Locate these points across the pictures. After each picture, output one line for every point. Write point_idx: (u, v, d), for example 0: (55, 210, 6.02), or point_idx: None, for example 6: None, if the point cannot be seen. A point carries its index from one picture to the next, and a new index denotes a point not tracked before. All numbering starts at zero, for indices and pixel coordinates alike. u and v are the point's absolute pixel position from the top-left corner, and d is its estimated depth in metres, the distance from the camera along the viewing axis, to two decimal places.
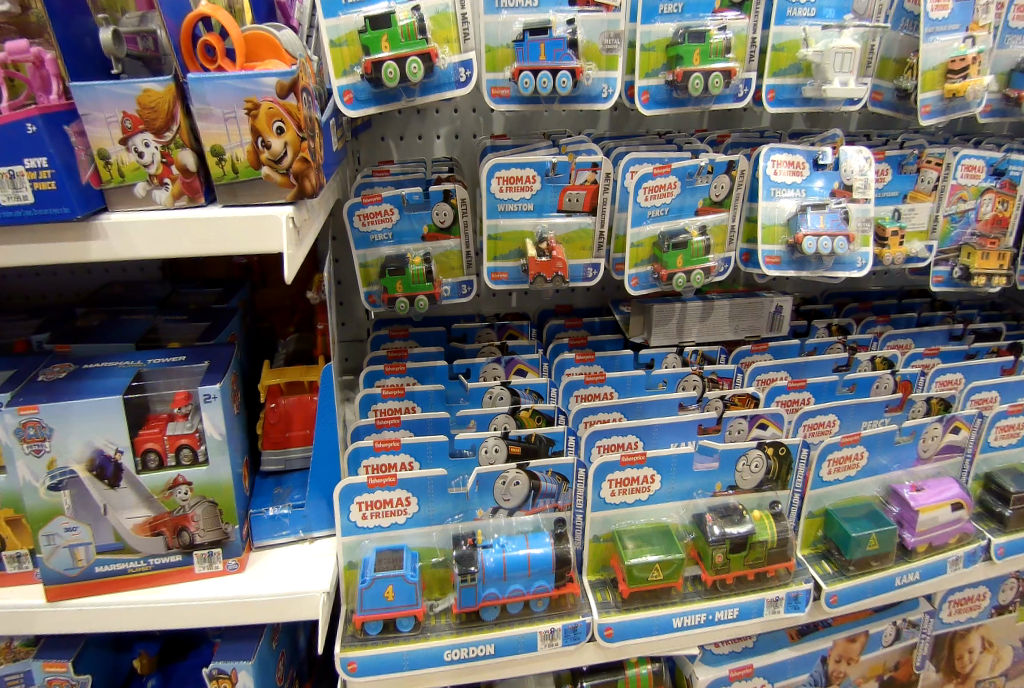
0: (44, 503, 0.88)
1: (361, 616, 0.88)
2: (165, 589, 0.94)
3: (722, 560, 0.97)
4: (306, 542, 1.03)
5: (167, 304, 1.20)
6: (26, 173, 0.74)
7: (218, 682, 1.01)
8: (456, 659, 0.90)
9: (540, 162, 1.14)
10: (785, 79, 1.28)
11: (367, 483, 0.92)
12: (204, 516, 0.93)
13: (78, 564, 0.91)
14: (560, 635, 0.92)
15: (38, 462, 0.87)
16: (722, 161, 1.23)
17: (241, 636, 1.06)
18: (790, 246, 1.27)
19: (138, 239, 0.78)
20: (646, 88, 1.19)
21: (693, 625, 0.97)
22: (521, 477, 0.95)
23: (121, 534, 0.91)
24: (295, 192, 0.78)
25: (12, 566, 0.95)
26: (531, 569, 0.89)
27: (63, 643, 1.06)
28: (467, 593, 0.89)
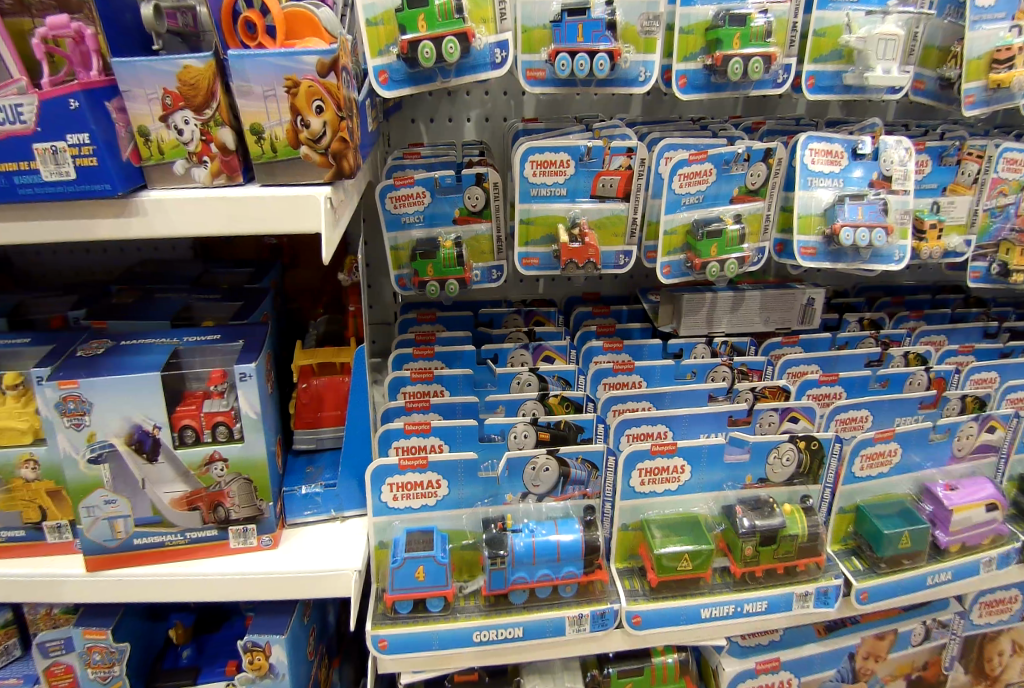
0: (84, 476, 0.91)
1: (392, 595, 0.89)
2: (200, 562, 0.96)
3: (751, 552, 0.96)
4: (337, 521, 1.04)
5: (201, 283, 1.22)
6: (69, 149, 0.75)
7: (252, 654, 1.03)
8: (485, 640, 0.91)
9: (575, 146, 1.13)
10: (825, 66, 1.25)
11: (397, 465, 0.93)
12: (239, 492, 0.95)
13: (116, 536, 0.94)
14: (588, 621, 0.93)
15: (78, 435, 0.89)
16: (760, 148, 1.21)
17: (273, 610, 1.08)
18: (826, 236, 1.25)
19: (179, 217, 0.78)
20: (684, 72, 1.17)
21: (721, 616, 0.96)
22: (551, 463, 0.95)
23: (159, 507, 0.93)
24: (334, 172, 0.79)
25: (53, 536, 0.99)
26: (560, 555, 0.90)
27: (103, 612, 1.09)
28: (496, 576, 0.90)
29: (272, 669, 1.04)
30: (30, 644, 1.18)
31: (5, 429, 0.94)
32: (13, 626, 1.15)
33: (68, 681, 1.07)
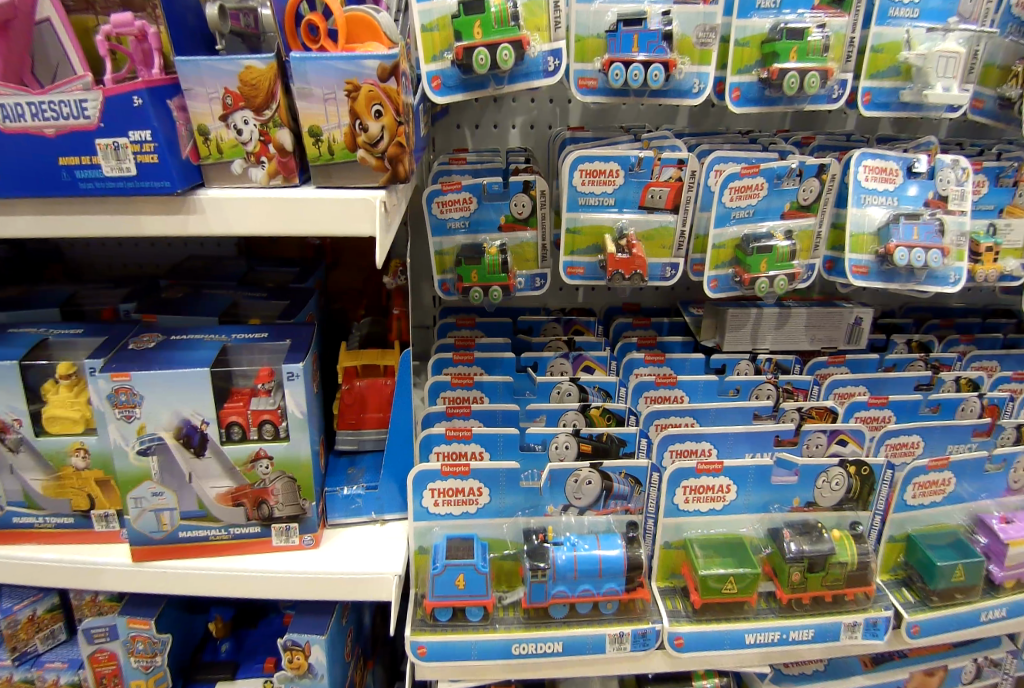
0: (134, 467, 0.94)
1: (432, 602, 0.89)
2: (242, 558, 0.99)
3: (799, 578, 0.94)
4: (377, 523, 1.06)
5: (247, 281, 1.24)
6: (130, 145, 0.76)
7: (291, 652, 1.05)
8: (524, 653, 0.90)
9: (625, 157, 1.13)
10: (882, 82, 1.22)
11: (440, 470, 0.93)
12: (283, 490, 0.98)
13: (162, 528, 0.98)
14: (629, 639, 0.91)
15: (129, 427, 0.92)
16: (813, 163, 1.18)
17: (313, 610, 1.10)
18: (880, 256, 1.22)
19: (235, 217, 0.79)
20: (737, 85, 1.16)
21: (766, 643, 0.94)
22: (593, 476, 0.94)
23: (204, 502, 0.97)
24: (388, 176, 0.79)
25: (100, 525, 1.05)
26: (602, 571, 0.88)
27: (146, 602, 1.13)
28: (536, 588, 0.89)
29: (311, 670, 1.06)
30: (74, 629, 1.22)
31: (60, 418, 0.98)
32: (59, 611, 1.19)
33: (111, 669, 1.10)
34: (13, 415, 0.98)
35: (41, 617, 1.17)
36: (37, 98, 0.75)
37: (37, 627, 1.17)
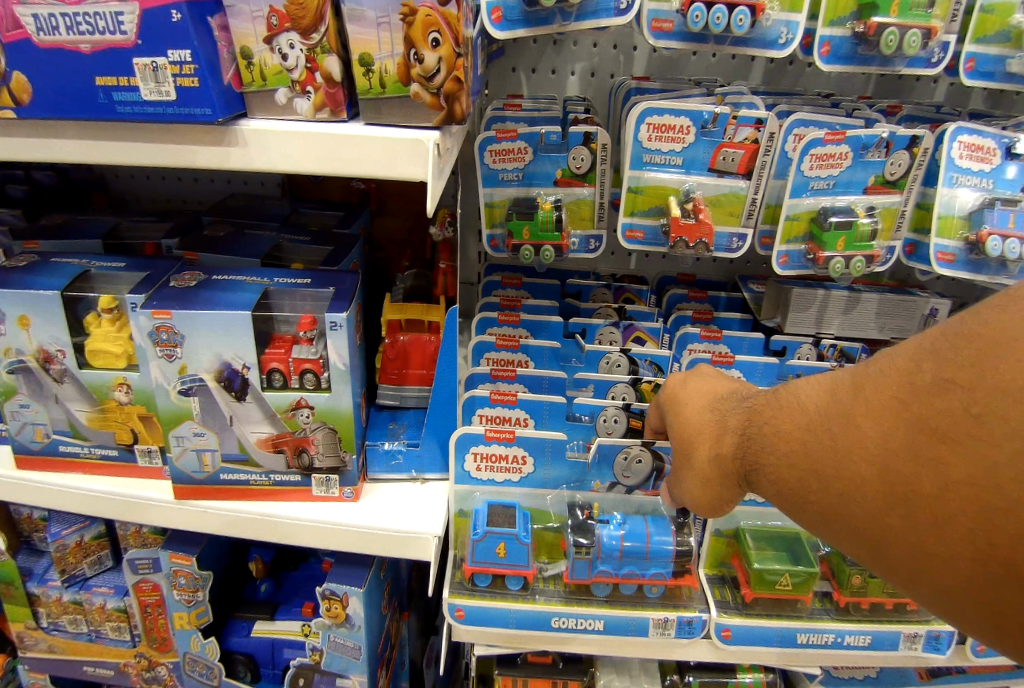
0: (174, 406, 0.96)
1: (471, 566, 0.93)
2: (282, 504, 1.01)
3: (859, 583, 1.03)
4: (417, 481, 1.08)
5: (291, 222, 1.20)
6: (169, 66, 0.71)
7: (329, 601, 1.08)
8: (563, 626, 0.96)
9: (699, 111, 1.03)
10: (988, 48, 1.08)
11: (484, 435, 0.98)
12: (324, 441, 0.98)
13: (204, 468, 1.00)
14: (674, 625, 0.98)
15: (170, 366, 0.94)
16: (905, 134, 1.06)
17: (352, 562, 1.12)
18: (969, 243, 1.10)
19: (278, 150, 0.74)
20: (828, 39, 1.03)
21: (817, 642, 1.02)
22: (644, 455, 0.97)
23: (245, 446, 0.98)
24: (444, 116, 0.72)
25: (144, 459, 1.05)
26: (650, 554, 0.94)
27: (188, 539, 1.15)
28: (581, 565, 0.94)
29: (349, 619, 1.09)
30: (120, 557, 1.24)
31: (103, 352, 0.97)
32: (106, 539, 1.21)
33: (155, 598, 1.15)
34: (57, 345, 0.97)
35: (88, 544, 1.19)
36: (72, 9, 0.70)
37: (85, 552, 1.19)
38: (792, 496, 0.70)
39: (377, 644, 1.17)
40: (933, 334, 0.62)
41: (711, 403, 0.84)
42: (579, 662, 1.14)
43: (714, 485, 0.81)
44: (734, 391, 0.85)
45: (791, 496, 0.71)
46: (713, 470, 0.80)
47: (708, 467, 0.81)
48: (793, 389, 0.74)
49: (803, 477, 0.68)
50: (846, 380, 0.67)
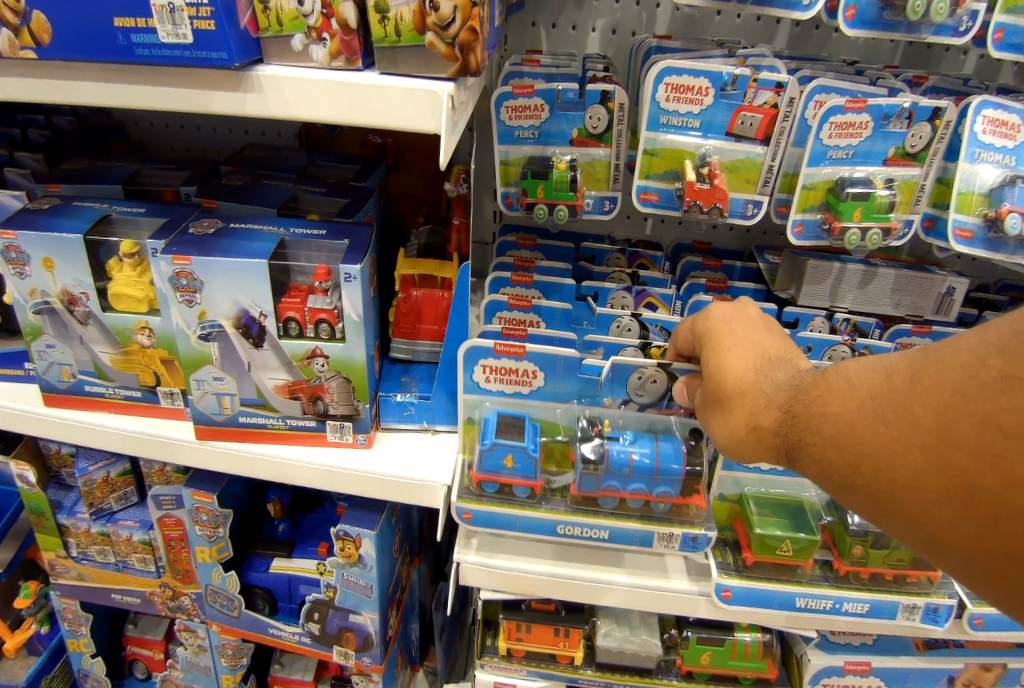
0: (196, 350, 1.00)
1: (479, 474, 0.95)
2: (297, 448, 1.05)
3: (861, 553, 1.04)
4: (428, 432, 1.11)
5: (307, 174, 1.21)
6: (186, 9, 0.71)
7: (343, 543, 1.13)
8: (566, 533, 0.98)
9: (718, 73, 1.02)
10: (1019, 18, 1.06)
11: (494, 348, 0.97)
12: (338, 389, 1.01)
13: (223, 410, 1.04)
14: (679, 540, 0.99)
15: (190, 311, 0.97)
16: (928, 105, 1.04)
17: (364, 506, 1.16)
18: (989, 220, 1.08)
19: (293, 98, 0.75)
20: (854, 1, 1.01)
21: (815, 607, 1.04)
22: (661, 377, 0.97)
23: (263, 391, 1.02)
24: (459, 67, 0.72)
25: (166, 400, 1.09)
26: (659, 473, 0.93)
27: (209, 479, 1.21)
28: (587, 480, 0.94)
29: (361, 559, 1.14)
30: (145, 494, 1.30)
31: (125, 296, 1.01)
32: (131, 476, 1.27)
33: (178, 533, 1.22)
34: (81, 289, 1.01)
35: (115, 480, 1.25)
36: None
37: (111, 488, 1.26)
38: (828, 475, 0.71)
39: (388, 586, 1.22)
40: (1002, 330, 0.60)
41: (755, 366, 0.81)
42: (581, 611, 1.18)
43: (744, 448, 0.80)
44: (780, 355, 0.82)
45: (828, 475, 0.71)
46: (747, 435, 0.79)
47: (741, 432, 0.79)
48: (844, 369, 0.72)
49: (846, 461, 0.69)
50: (903, 368, 0.66)
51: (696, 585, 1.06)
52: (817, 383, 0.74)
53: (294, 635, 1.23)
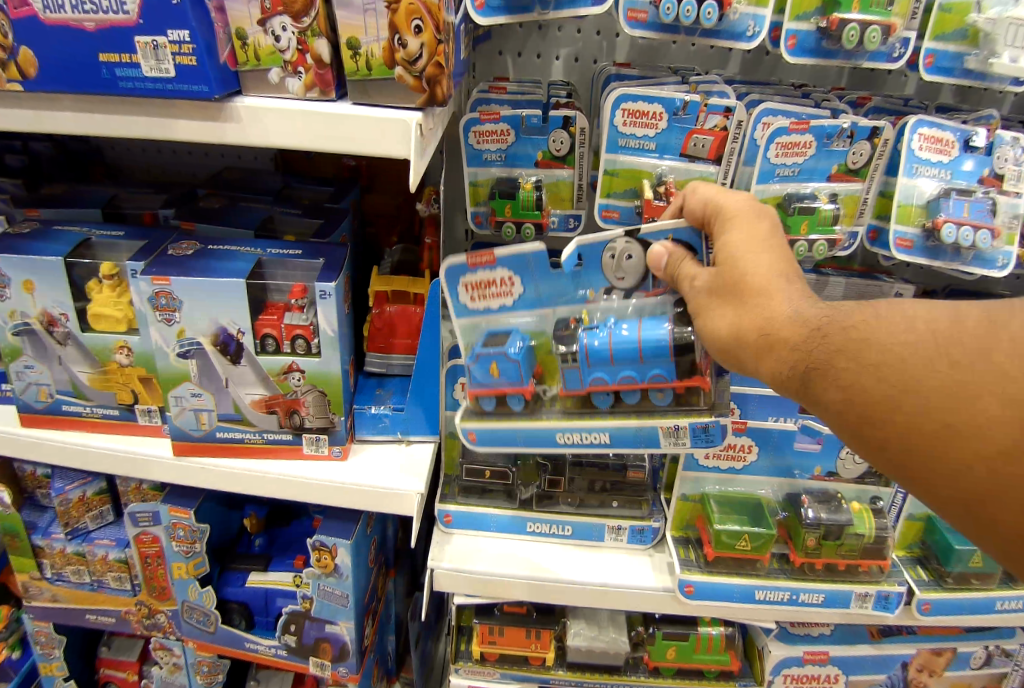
0: (174, 367, 1.03)
1: (474, 390, 1.03)
2: (273, 461, 1.08)
3: (813, 544, 1.11)
4: (402, 442, 1.15)
5: (282, 195, 1.25)
6: (169, 46, 0.76)
7: (319, 553, 1.16)
8: (569, 441, 1.01)
9: (670, 99, 1.10)
10: (946, 45, 1.13)
11: (469, 264, 0.99)
12: (314, 403, 1.05)
13: (201, 426, 1.07)
14: (687, 433, 0.97)
15: (169, 329, 1.00)
16: (867, 125, 1.13)
17: (340, 517, 1.20)
18: (927, 230, 1.18)
19: (269, 126, 0.80)
20: (794, 32, 1.09)
21: (774, 599, 1.11)
22: (634, 252, 0.94)
23: (240, 405, 1.05)
24: (426, 98, 0.78)
25: (144, 418, 1.12)
26: (645, 355, 0.92)
27: (187, 495, 1.23)
28: (571, 375, 0.97)
29: (337, 569, 1.17)
30: (121, 512, 1.31)
31: (104, 316, 1.03)
32: (107, 494, 1.28)
33: (155, 550, 1.23)
34: (60, 310, 1.03)
35: (90, 499, 1.26)
36: None
37: (87, 507, 1.27)
38: (850, 400, 0.72)
39: (364, 594, 1.25)
40: None
41: (782, 276, 0.81)
42: (552, 613, 1.23)
43: (748, 349, 0.80)
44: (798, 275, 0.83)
45: (849, 401, 0.72)
46: (755, 336, 0.79)
47: (750, 334, 0.79)
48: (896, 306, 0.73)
49: (876, 394, 0.69)
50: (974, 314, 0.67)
51: (660, 581, 1.11)
52: (858, 318, 0.74)
53: (270, 648, 1.25)
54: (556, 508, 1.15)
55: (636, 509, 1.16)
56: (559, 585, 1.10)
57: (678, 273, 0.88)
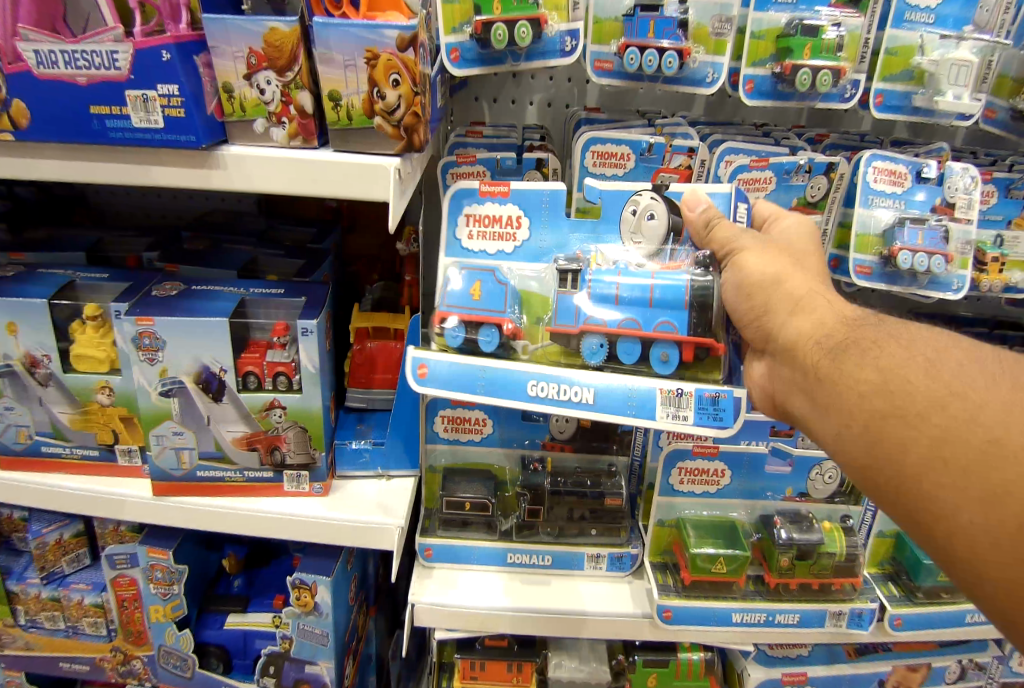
0: (155, 406, 1.04)
1: (445, 311, 0.90)
2: (254, 499, 1.09)
3: (787, 564, 1.14)
4: (383, 477, 1.17)
5: (266, 237, 1.29)
6: (159, 99, 0.81)
7: (299, 591, 1.16)
8: (540, 395, 0.87)
9: (637, 141, 1.16)
10: (894, 85, 1.19)
11: (479, 191, 0.98)
12: (295, 438, 1.06)
13: (182, 465, 1.07)
14: (691, 406, 0.86)
15: (152, 369, 1.02)
16: (823, 161, 1.20)
17: (320, 554, 1.20)
18: (884, 257, 1.24)
19: (255, 173, 0.84)
20: (751, 77, 1.15)
21: (750, 620, 1.13)
22: (656, 210, 0.95)
23: (221, 444, 1.06)
24: (404, 144, 0.83)
25: (124, 458, 1.12)
26: (655, 297, 0.85)
27: (166, 535, 1.22)
28: (566, 306, 0.87)
29: (317, 607, 1.17)
30: (98, 555, 1.30)
31: (88, 356, 1.05)
32: (84, 537, 1.27)
33: (131, 593, 1.21)
34: (42, 351, 1.04)
35: (67, 541, 1.25)
36: (71, 48, 0.80)
37: (63, 550, 1.25)
38: (875, 393, 0.74)
39: (345, 631, 1.25)
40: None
41: (819, 273, 0.91)
42: (533, 645, 1.24)
43: (772, 307, 0.86)
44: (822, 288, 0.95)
45: (873, 393, 0.74)
46: (781, 300, 0.86)
47: (774, 294, 0.86)
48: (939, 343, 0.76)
49: (911, 396, 0.71)
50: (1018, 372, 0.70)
51: (639, 608, 1.14)
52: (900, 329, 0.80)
53: None
54: (536, 539, 1.17)
55: (615, 536, 1.18)
56: (541, 615, 1.11)
57: (712, 232, 0.92)
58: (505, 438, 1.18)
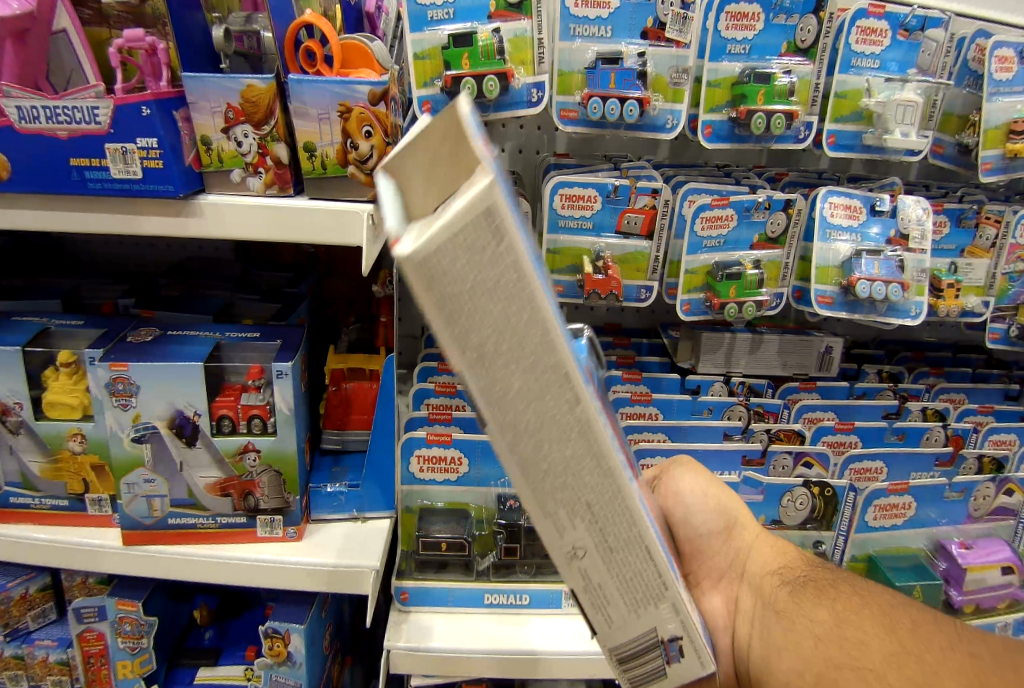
0: (128, 453, 1.03)
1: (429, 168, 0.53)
2: (225, 546, 1.08)
3: None
4: (358, 520, 1.17)
5: (242, 283, 1.32)
6: (137, 151, 0.83)
7: (272, 641, 1.14)
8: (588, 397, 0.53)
9: (603, 183, 1.21)
10: (845, 126, 1.26)
11: None
12: (269, 483, 1.06)
13: (153, 513, 1.06)
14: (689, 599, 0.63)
15: (125, 415, 1.01)
16: (780, 198, 1.26)
17: (294, 601, 1.19)
18: (844, 287, 1.29)
19: (231, 221, 0.87)
20: (709, 123, 1.20)
21: None
22: None
23: (193, 490, 1.05)
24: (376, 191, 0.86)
25: (93, 508, 1.10)
26: None
27: (137, 586, 1.19)
28: None
29: (290, 657, 1.15)
30: (64, 609, 1.26)
31: (59, 404, 1.04)
32: (50, 591, 1.23)
33: (99, 648, 1.18)
34: (14, 399, 1.04)
35: (33, 596, 1.21)
36: (52, 103, 0.82)
37: (29, 606, 1.21)
38: (831, 639, 0.67)
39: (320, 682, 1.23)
40: None
41: None
42: None
43: (736, 530, 0.86)
44: None
45: (828, 641, 0.67)
46: (742, 521, 0.87)
47: (734, 516, 0.87)
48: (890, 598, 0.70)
49: (865, 648, 0.64)
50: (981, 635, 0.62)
51: None
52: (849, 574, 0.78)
53: None
54: (512, 577, 1.17)
55: None
56: (521, 657, 1.10)
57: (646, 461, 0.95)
58: (481, 479, 1.19)
